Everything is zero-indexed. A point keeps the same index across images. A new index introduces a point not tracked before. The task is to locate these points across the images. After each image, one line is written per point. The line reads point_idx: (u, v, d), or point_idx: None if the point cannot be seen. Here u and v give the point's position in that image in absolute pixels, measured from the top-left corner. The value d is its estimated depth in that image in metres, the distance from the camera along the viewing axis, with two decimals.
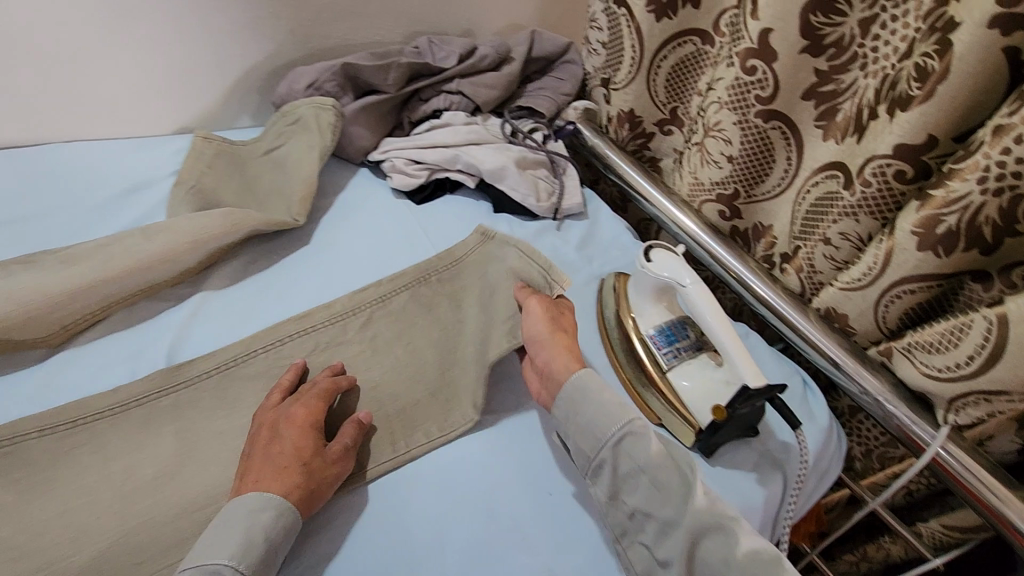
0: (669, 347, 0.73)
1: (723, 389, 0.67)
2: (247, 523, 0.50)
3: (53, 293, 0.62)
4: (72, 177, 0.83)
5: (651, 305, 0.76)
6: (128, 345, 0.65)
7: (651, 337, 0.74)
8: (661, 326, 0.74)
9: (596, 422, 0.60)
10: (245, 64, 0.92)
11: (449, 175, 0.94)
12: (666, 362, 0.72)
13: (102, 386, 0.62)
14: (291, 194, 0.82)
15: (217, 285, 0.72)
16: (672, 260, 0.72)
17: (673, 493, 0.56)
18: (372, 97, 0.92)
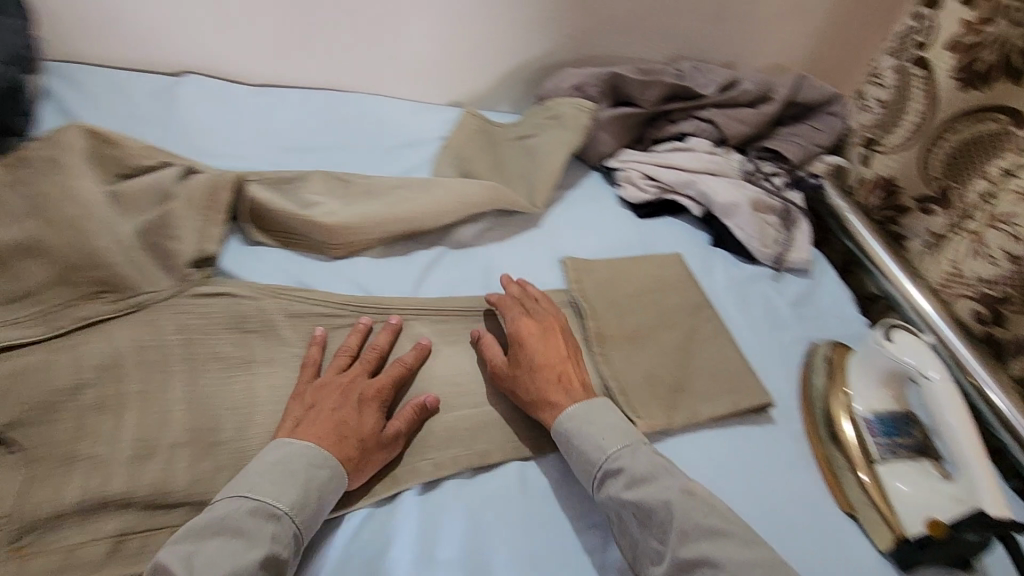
0: (884, 440, 0.67)
1: (947, 505, 0.60)
2: (304, 475, 0.51)
3: (342, 209, 0.73)
4: (365, 120, 0.94)
5: (875, 389, 0.70)
6: (383, 270, 0.73)
7: (865, 423, 0.69)
8: (879, 414, 0.69)
9: (596, 433, 0.59)
10: (524, 56, 1.01)
11: (677, 199, 0.94)
12: (878, 454, 0.66)
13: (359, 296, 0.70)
14: (536, 180, 0.88)
15: (459, 242, 0.79)
16: (918, 347, 0.66)
17: (655, 522, 0.53)
18: (627, 109, 0.95)
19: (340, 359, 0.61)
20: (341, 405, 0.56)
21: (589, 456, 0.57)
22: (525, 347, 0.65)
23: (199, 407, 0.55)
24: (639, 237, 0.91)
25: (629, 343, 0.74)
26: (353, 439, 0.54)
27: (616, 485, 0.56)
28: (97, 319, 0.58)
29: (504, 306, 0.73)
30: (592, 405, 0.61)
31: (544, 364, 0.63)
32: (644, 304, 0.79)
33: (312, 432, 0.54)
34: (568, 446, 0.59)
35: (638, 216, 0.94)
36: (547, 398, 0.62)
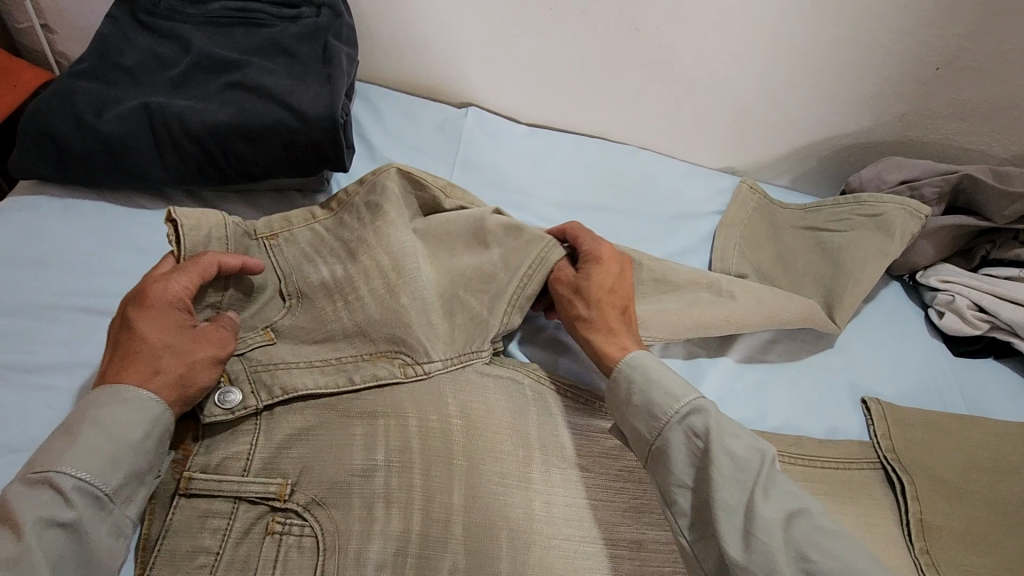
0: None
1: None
2: (100, 428, 0.44)
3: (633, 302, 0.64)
4: (634, 178, 0.85)
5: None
6: None
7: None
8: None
9: (675, 380, 0.52)
10: (831, 131, 0.85)
11: (1014, 342, 0.74)
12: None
13: None
14: (840, 299, 0.73)
15: (740, 355, 0.67)
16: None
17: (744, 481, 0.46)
18: (968, 219, 0.76)
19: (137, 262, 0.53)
20: (125, 339, 0.48)
21: (677, 388, 0.51)
22: (602, 266, 0.59)
23: (479, 524, 0.50)
24: (958, 383, 0.72)
25: (967, 546, 0.56)
26: (168, 376, 0.48)
27: (703, 429, 0.48)
28: (388, 382, 0.54)
29: (802, 456, 0.60)
30: (642, 352, 0.54)
31: (608, 288, 0.58)
32: (981, 488, 0.60)
33: (118, 363, 0.47)
34: (639, 385, 0.52)
35: (955, 353, 0.76)
36: (609, 326, 0.57)
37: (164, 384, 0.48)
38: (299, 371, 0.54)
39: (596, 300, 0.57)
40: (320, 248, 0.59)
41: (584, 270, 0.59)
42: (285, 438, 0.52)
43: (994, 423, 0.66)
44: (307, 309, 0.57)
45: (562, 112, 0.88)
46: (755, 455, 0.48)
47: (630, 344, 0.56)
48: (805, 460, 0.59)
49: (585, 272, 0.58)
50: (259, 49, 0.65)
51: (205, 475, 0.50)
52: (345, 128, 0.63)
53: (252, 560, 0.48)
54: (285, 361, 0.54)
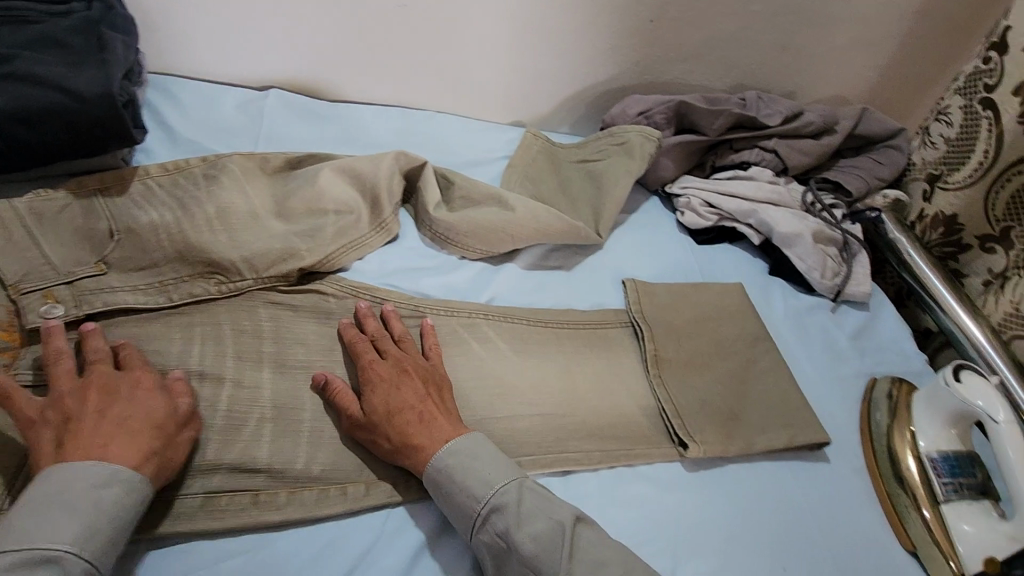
0: (949, 479, 0.67)
1: (1005, 543, 0.62)
2: (74, 505, 0.45)
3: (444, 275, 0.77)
4: (431, 133, 0.98)
5: (941, 427, 0.70)
6: (455, 271, 0.78)
7: (930, 462, 0.69)
8: (945, 453, 0.69)
9: (478, 472, 0.55)
10: (588, 81, 1.03)
11: (736, 226, 0.95)
12: (942, 494, 0.66)
13: (437, 293, 0.75)
14: (601, 211, 0.90)
15: (524, 263, 0.82)
16: (982, 388, 0.66)
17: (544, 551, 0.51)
18: (690, 137, 0.97)
19: (367, 332, 0.65)
20: (92, 421, 0.50)
21: (478, 487, 0.54)
22: (380, 389, 0.59)
23: (288, 416, 0.59)
24: (697, 262, 0.93)
25: (691, 368, 0.75)
26: (160, 458, 0.50)
27: (503, 523, 0.53)
28: (205, 296, 0.65)
29: (565, 321, 0.75)
30: (456, 446, 0.57)
31: (403, 404, 0.58)
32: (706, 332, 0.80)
33: (102, 441, 0.49)
34: (448, 490, 0.55)
35: (697, 242, 0.96)
36: (411, 440, 0.57)
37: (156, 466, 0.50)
38: (123, 292, 0.63)
39: (388, 417, 0.57)
40: (147, 198, 0.69)
41: (371, 383, 0.60)
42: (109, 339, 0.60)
43: (719, 285, 0.85)
44: (125, 268, 0.64)
45: (360, 85, 0.98)
46: (556, 532, 0.53)
47: (438, 443, 0.57)
48: (573, 332, 0.75)
49: (372, 394, 0.59)
50: (29, 43, 0.66)
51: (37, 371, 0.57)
52: (128, 107, 0.70)
53: None
54: (111, 286, 0.62)
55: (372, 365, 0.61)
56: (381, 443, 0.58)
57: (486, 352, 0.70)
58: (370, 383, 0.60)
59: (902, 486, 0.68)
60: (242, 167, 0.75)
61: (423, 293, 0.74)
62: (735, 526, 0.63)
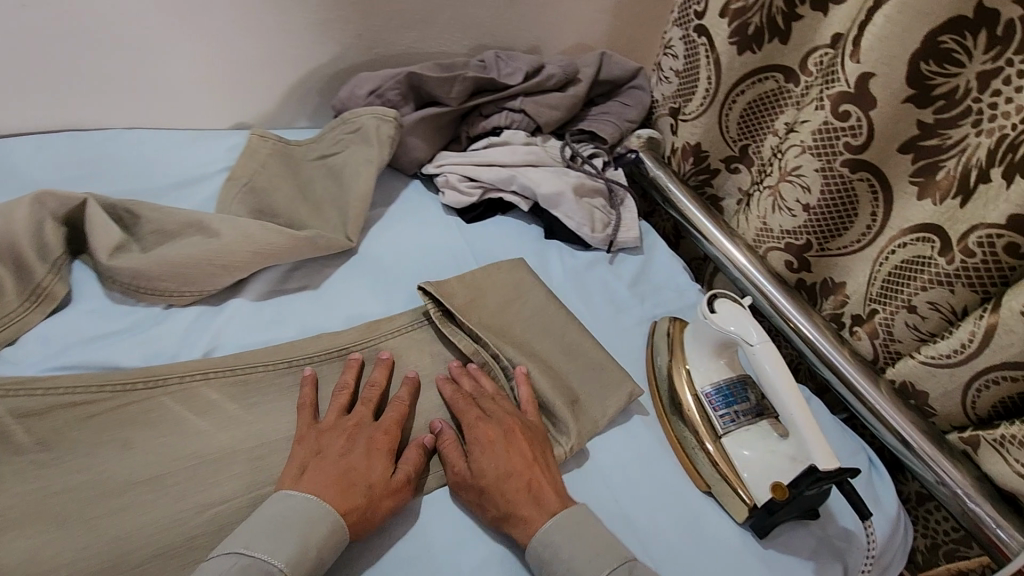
0: (725, 410, 0.66)
1: (787, 466, 0.61)
2: (303, 530, 0.48)
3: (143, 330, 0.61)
4: (127, 156, 0.82)
5: (709, 357, 0.70)
6: (157, 326, 0.62)
7: (705, 396, 0.68)
8: (717, 385, 0.68)
9: (581, 559, 0.52)
10: (309, 64, 0.91)
11: (502, 196, 0.90)
12: (721, 427, 0.65)
13: (131, 362, 0.58)
14: (346, 210, 0.79)
15: (256, 294, 0.68)
16: (736, 310, 0.67)
17: None
18: (432, 109, 0.89)
19: (340, 397, 0.59)
20: (306, 457, 0.54)
21: (591, 569, 0.52)
22: (490, 454, 0.57)
23: None
24: (467, 244, 0.86)
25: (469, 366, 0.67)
26: (362, 484, 0.52)
27: None
28: None
29: (313, 352, 0.63)
30: (554, 525, 0.54)
31: (508, 471, 0.56)
32: None
33: (320, 483, 0.51)
34: (550, 565, 0.53)
35: (466, 221, 0.89)
36: (519, 511, 0.55)
37: (358, 510, 0.51)
38: None
39: (496, 489, 0.56)
40: None
41: (490, 458, 0.57)
42: None
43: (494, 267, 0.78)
44: None
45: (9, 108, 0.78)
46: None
47: (546, 515, 0.55)
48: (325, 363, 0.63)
49: (480, 468, 0.56)
50: None
51: None
52: None
53: None
54: None
55: (478, 427, 0.59)
56: (487, 510, 0.56)
57: (207, 422, 0.55)
58: (476, 454, 0.57)
59: (686, 426, 0.68)
60: None
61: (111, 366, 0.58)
62: (623, 529, 0.60)
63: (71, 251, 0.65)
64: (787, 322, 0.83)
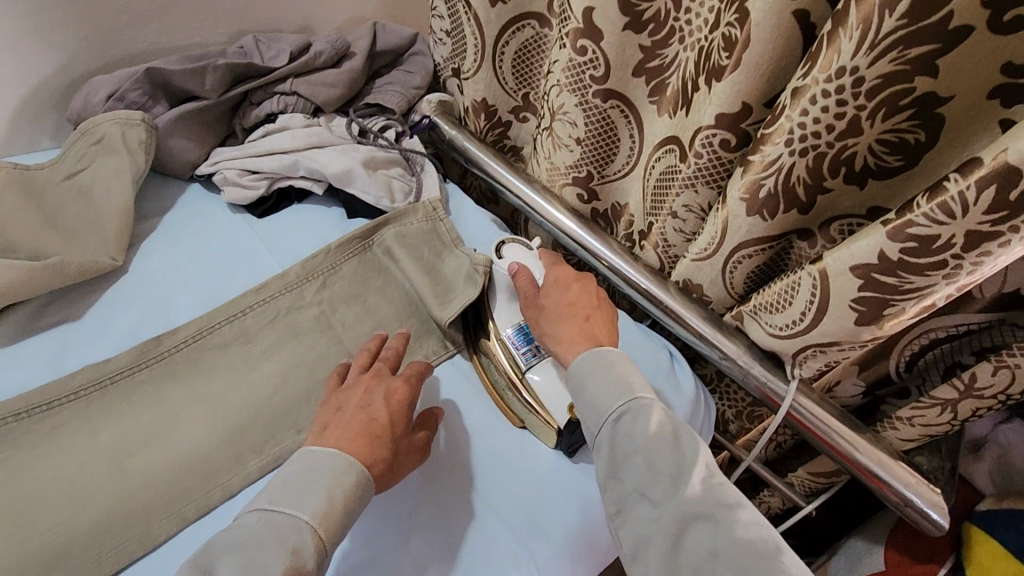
0: (527, 347, 0.72)
1: None
2: (331, 484, 0.53)
3: None
4: None
5: (510, 304, 0.77)
6: None
7: (510, 337, 0.74)
8: (519, 325, 0.74)
9: (613, 380, 0.62)
10: (33, 77, 0.81)
11: (292, 184, 0.86)
12: (524, 364, 0.71)
13: None
14: (104, 229, 0.72)
15: (5, 338, 0.62)
16: (525, 253, 0.79)
17: (667, 464, 0.57)
18: (189, 106, 0.82)
19: (363, 357, 0.65)
20: (332, 411, 0.60)
21: (611, 398, 0.61)
22: (574, 286, 0.73)
23: None
24: (261, 239, 0.82)
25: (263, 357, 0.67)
26: (383, 435, 0.58)
27: (630, 426, 0.59)
28: None
29: (78, 386, 0.59)
30: (592, 352, 0.65)
31: (577, 300, 0.71)
32: (285, 313, 0.72)
33: (343, 437, 0.57)
34: (584, 380, 0.63)
35: (257, 216, 0.85)
36: (572, 336, 0.68)
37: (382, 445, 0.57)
38: None
39: (561, 311, 0.70)
40: None
41: (575, 284, 0.73)
42: None
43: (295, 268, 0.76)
44: None
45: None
46: (675, 475, 0.56)
47: (587, 346, 0.67)
48: (99, 395, 0.59)
49: (566, 290, 0.72)
50: None
51: None
52: None
53: None
54: None
55: (562, 268, 0.75)
56: (544, 337, 0.70)
57: None
58: (551, 282, 0.74)
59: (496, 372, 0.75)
60: None
61: None
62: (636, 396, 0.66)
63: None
64: (589, 250, 0.90)
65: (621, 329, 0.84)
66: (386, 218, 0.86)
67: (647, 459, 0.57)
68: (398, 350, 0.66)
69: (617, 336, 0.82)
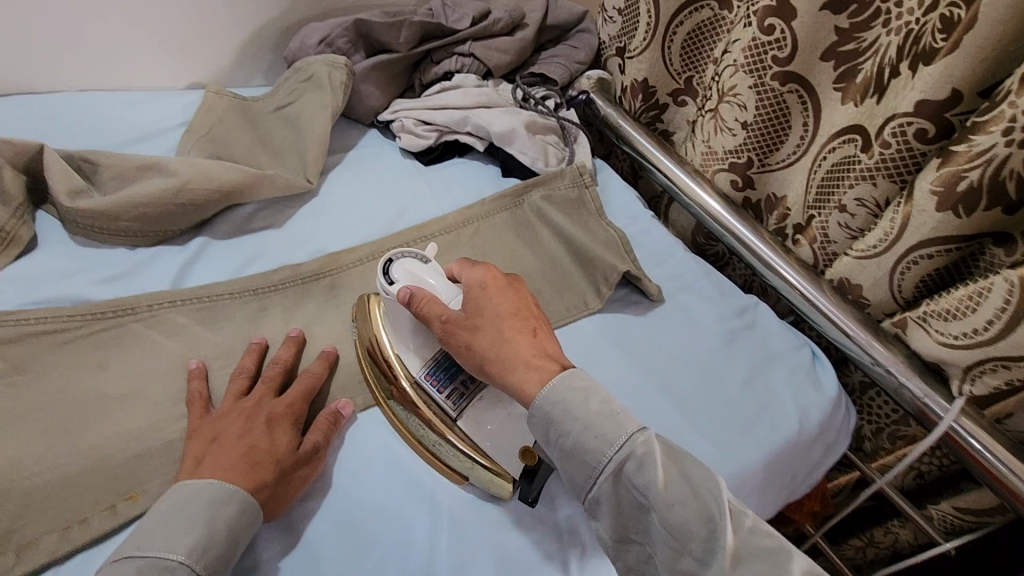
0: (449, 387, 0.60)
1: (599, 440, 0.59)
2: (208, 517, 0.46)
3: (115, 269, 0.64)
4: (81, 117, 0.83)
5: (412, 334, 0.62)
6: (126, 261, 0.65)
7: (424, 377, 0.60)
8: (433, 359, 0.61)
9: (592, 420, 0.51)
10: (259, 21, 0.93)
11: (458, 138, 0.93)
12: (453, 409, 0.59)
13: (100, 293, 0.61)
14: (305, 154, 0.81)
15: (220, 233, 0.71)
16: (421, 268, 0.63)
17: (686, 534, 0.46)
18: (383, 56, 0.91)
19: (240, 382, 0.56)
20: (201, 449, 0.51)
21: (612, 433, 0.50)
22: (499, 295, 0.61)
23: None
24: (425, 182, 0.89)
25: None
26: (266, 462, 0.51)
27: (635, 472, 0.48)
28: None
29: (278, 281, 0.67)
30: (562, 378, 0.54)
31: (512, 312, 0.59)
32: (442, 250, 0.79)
33: (222, 466, 0.49)
34: (552, 425, 0.52)
35: (424, 163, 0.92)
36: (527, 349, 0.57)
37: (254, 474, 0.49)
38: None
39: (492, 328, 0.58)
40: None
41: (493, 293, 0.61)
42: None
43: (455, 217, 0.83)
44: None
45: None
46: (706, 534, 0.46)
47: (540, 377, 0.55)
48: (291, 291, 0.67)
49: (480, 306, 0.60)
50: None
51: None
52: None
53: None
54: None
55: (473, 281, 0.62)
56: (483, 355, 0.57)
57: (177, 343, 0.59)
58: (476, 295, 0.61)
59: (422, 423, 0.59)
60: None
61: (80, 300, 0.60)
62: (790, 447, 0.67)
63: (33, 201, 0.66)
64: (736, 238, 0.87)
65: (762, 321, 0.81)
66: (538, 181, 0.90)
67: (661, 516, 0.47)
68: (283, 358, 0.60)
69: (755, 325, 0.80)
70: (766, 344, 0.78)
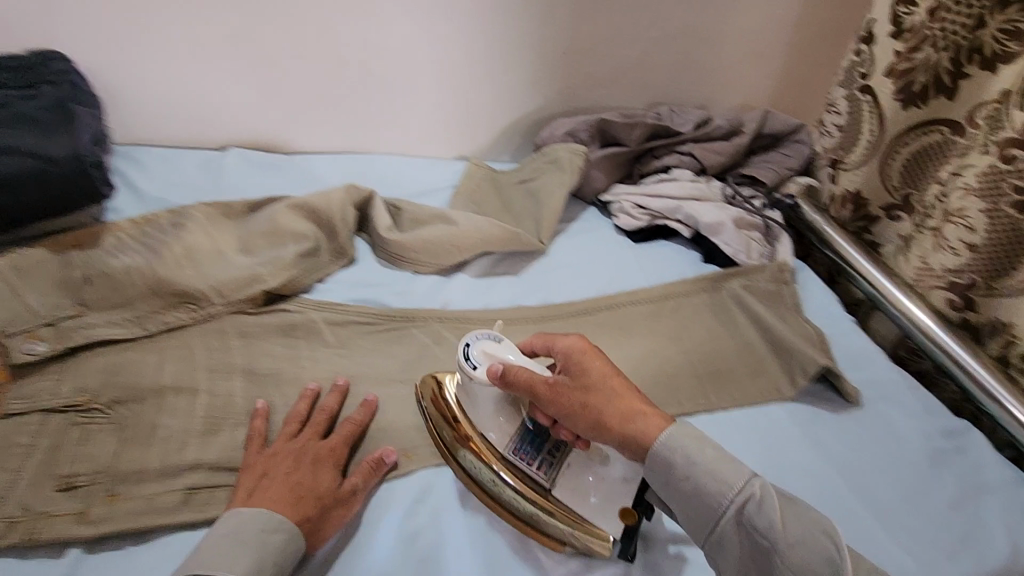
0: (539, 458, 0.64)
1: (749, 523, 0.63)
2: (259, 541, 0.53)
3: (404, 288, 0.84)
4: (382, 169, 1.09)
5: (504, 401, 0.65)
6: (410, 283, 0.85)
7: (514, 452, 0.64)
8: (529, 428, 0.65)
9: (706, 466, 0.54)
10: (519, 113, 1.15)
11: (667, 224, 1.05)
12: (546, 479, 0.63)
13: (394, 303, 0.81)
14: (541, 220, 0.99)
15: (474, 272, 0.89)
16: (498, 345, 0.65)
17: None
18: (615, 148, 1.08)
19: (291, 424, 0.64)
20: (253, 483, 0.59)
21: (730, 476, 0.53)
22: (587, 360, 0.62)
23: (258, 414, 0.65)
24: (635, 257, 1.01)
25: (623, 337, 0.85)
26: (308, 497, 0.58)
27: (756, 515, 0.52)
28: (178, 324, 0.72)
29: (516, 316, 0.84)
30: (675, 428, 0.57)
31: (610, 376, 0.61)
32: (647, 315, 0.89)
33: (268, 499, 0.57)
34: (671, 476, 0.56)
35: (634, 241, 1.04)
36: (634, 407, 0.59)
37: (298, 508, 0.57)
38: (99, 326, 0.69)
39: (602, 390, 0.60)
40: (122, 246, 0.76)
41: (581, 357, 0.62)
42: (87, 367, 0.66)
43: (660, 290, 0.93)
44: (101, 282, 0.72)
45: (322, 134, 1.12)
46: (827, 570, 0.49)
47: (655, 431, 0.58)
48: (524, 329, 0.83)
49: (582, 372, 0.61)
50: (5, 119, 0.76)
51: (20, 399, 0.62)
52: (99, 166, 0.81)
53: (58, 447, 0.60)
54: (89, 321, 0.69)
55: (559, 343, 0.64)
56: (593, 417, 0.59)
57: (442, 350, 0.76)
58: (570, 358, 0.62)
59: (500, 484, 0.63)
60: (205, 213, 0.82)
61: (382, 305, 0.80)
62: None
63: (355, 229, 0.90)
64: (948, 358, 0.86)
65: (974, 446, 0.78)
66: (738, 271, 0.96)
67: (784, 557, 0.50)
68: (330, 405, 0.67)
69: (966, 451, 0.77)
70: (978, 473, 0.74)
